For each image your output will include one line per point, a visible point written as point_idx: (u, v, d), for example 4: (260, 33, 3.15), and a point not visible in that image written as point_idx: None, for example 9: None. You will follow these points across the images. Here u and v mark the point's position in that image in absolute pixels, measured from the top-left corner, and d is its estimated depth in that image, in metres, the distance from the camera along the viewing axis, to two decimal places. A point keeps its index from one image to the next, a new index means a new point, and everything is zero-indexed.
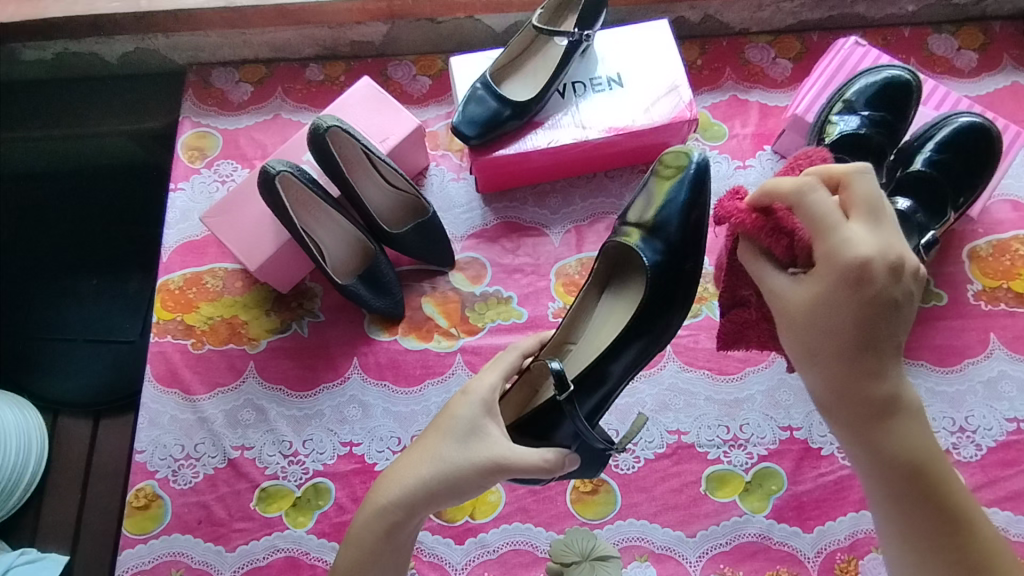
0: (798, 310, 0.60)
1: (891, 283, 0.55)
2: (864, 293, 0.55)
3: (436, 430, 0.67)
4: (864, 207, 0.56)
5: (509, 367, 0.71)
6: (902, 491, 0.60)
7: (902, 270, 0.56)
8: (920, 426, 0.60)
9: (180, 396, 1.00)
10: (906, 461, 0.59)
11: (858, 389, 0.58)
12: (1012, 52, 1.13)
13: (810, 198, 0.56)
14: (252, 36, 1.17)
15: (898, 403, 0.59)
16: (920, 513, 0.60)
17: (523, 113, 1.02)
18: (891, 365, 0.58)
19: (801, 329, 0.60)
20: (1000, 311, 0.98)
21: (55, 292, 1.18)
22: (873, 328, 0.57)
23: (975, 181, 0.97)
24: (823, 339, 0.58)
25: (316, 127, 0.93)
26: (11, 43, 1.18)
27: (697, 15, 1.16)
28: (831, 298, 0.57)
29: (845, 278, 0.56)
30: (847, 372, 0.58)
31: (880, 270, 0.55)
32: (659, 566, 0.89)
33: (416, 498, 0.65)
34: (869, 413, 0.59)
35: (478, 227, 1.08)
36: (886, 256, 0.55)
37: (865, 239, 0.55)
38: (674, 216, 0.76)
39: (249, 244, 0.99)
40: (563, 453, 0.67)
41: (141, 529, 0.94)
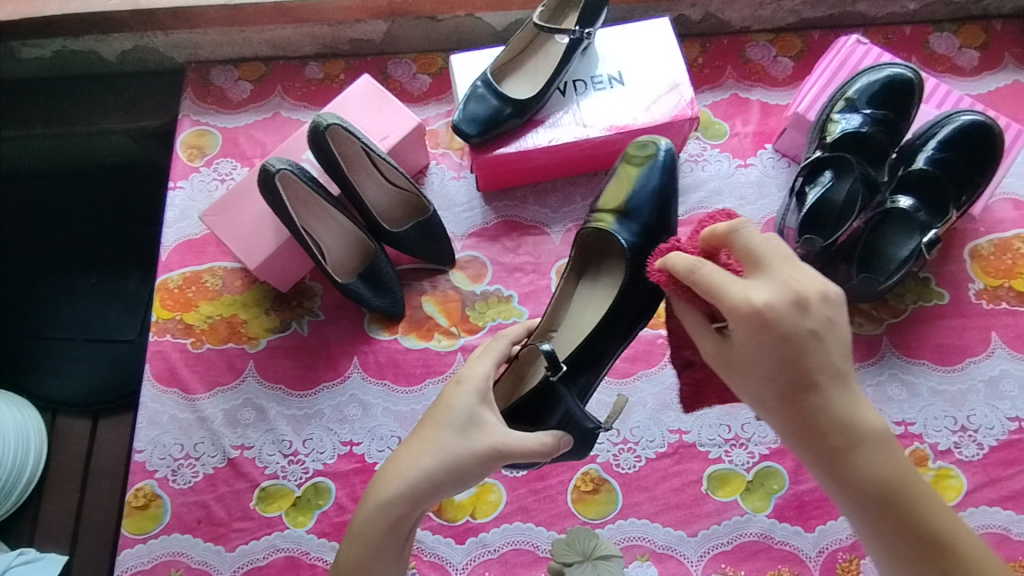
0: (731, 361, 0.56)
1: (801, 320, 0.52)
2: (781, 337, 0.52)
3: (433, 421, 0.66)
4: (749, 259, 0.54)
5: (500, 354, 0.70)
6: (879, 523, 0.55)
7: (811, 303, 0.52)
8: (887, 452, 0.54)
9: (179, 395, 1.00)
10: (874, 492, 0.54)
11: (807, 429, 0.54)
12: (1013, 50, 1.13)
13: (700, 269, 0.54)
14: (251, 34, 1.17)
15: (854, 434, 0.54)
16: (903, 545, 0.55)
17: (524, 111, 1.02)
18: (835, 394, 0.53)
19: (742, 374, 0.56)
20: (1002, 310, 0.98)
21: (55, 291, 1.18)
22: (802, 363, 0.52)
23: (979, 180, 0.97)
24: (757, 386, 0.55)
25: (316, 125, 0.93)
26: (9, 41, 1.17)
27: (698, 13, 1.16)
28: (748, 345, 0.53)
29: (753, 326, 0.52)
30: (791, 412, 0.54)
31: (785, 312, 0.52)
32: (660, 565, 0.88)
33: (420, 491, 0.64)
34: (822, 451, 0.54)
35: (478, 226, 1.08)
36: (785, 297, 0.52)
37: (760, 288, 0.53)
38: (643, 200, 0.79)
39: (248, 243, 0.99)
40: (559, 435, 0.68)
41: (141, 528, 0.94)
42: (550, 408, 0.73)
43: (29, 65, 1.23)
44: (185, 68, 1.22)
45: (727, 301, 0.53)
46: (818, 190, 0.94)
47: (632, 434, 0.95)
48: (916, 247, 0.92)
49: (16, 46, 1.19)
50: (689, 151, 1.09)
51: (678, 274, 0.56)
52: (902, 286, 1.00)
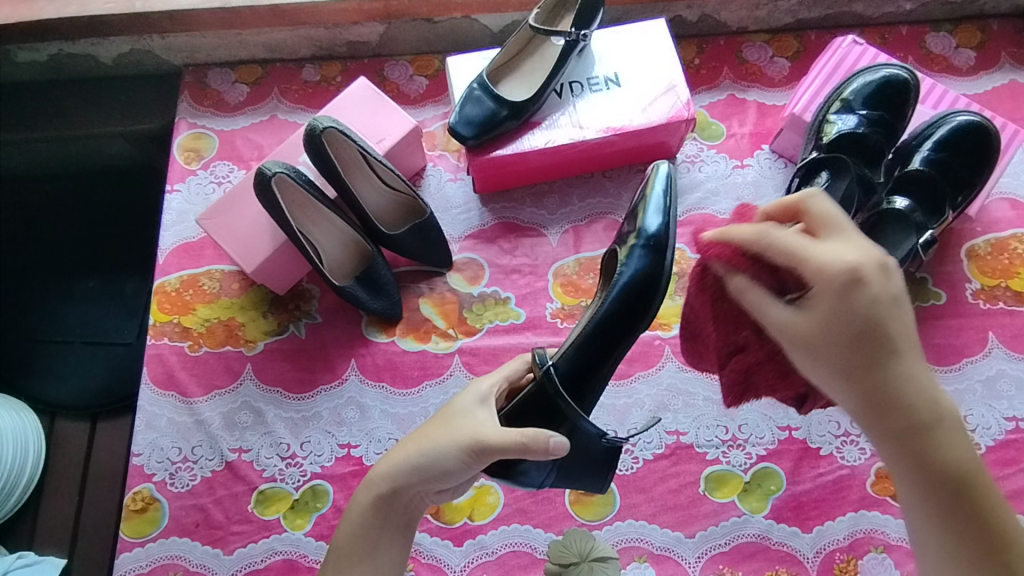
0: (804, 333, 0.58)
1: (885, 284, 0.54)
2: (864, 296, 0.54)
3: (435, 418, 0.71)
4: (823, 227, 0.57)
5: (512, 372, 0.75)
6: (945, 506, 0.56)
7: (891, 270, 0.55)
8: (964, 439, 0.56)
9: (177, 399, 1.00)
10: (951, 477, 0.55)
11: (889, 401, 0.55)
12: (1010, 50, 1.13)
13: (770, 238, 0.58)
14: (248, 36, 1.17)
15: (937, 413, 0.55)
16: (968, 536, 0.55)
17: (520, 113, 1.02)
18: (917, 368, 0.55)
19: (815, 343, 0.57)
20: (999, 310, 0.98)
21: (54, 294, 1.18)
22: (886, 329, 0.54)
23: (976, 179, 0.96)
24: (837, 353, 0.55)
25: (312, 128, 0.93)
26: (6, 45, 1.17)
27: (695, 14, 1.16)
28: (829, 310, 0.55)
29: (839, 287, 0.54)
30: (871, 382, 0.55)
31: (868, 272, 0.54)
32: (658, 566, 0.88)
33: (403, 473, 0.68)
34: (905, 425, 0.55)
35: (476, 228, 1.08)
36: (870, 260, 0.55)
37: (845, 250, 0.55)
38: (654, 214, 0.80)
39: (245, 246, 0.99)
40: (548, 432, 0.65)
41: (139, 532, 0.94)
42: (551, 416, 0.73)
43: (24, 68, 1.23)
44: (182, 71, 1.22)
45: (811, 263, 0.55)
46: (815, 192, 0.93)
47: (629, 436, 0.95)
48: (911, 250, 0.91)
49: (12, 49, 1.19)
50: (686, 152, 1.09)
51: (749, 241, 0.60)
52: None
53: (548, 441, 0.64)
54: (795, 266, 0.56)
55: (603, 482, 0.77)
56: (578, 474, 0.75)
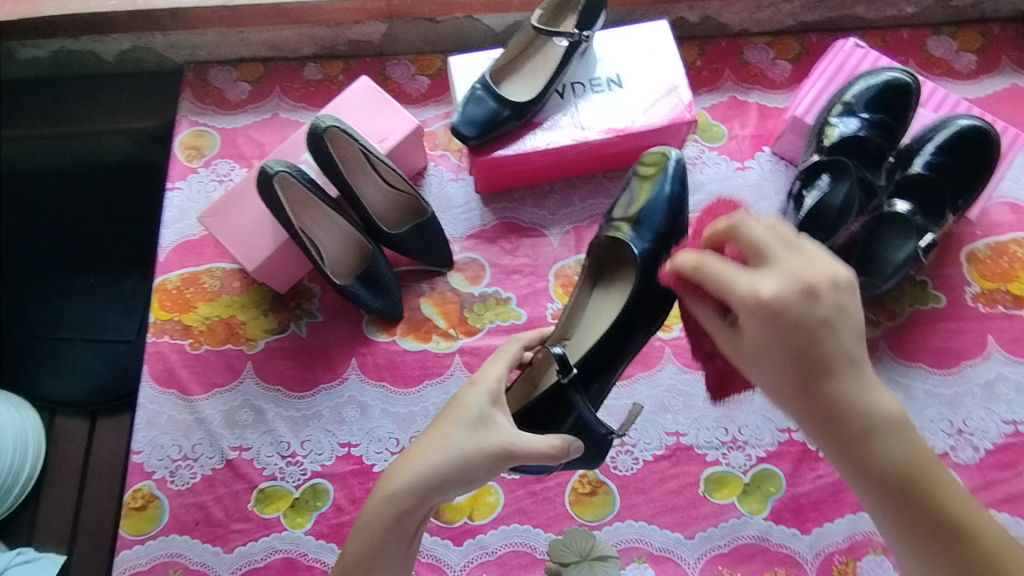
0: (744, 352, 0.56)
1: (811, 309, 0.51)
2: (790, 320, 0.51)
3: (446, 419, 0.67)
4: (755, 253, 0.54)
5: (511, 358, 0.71)
6: (893, 503, 0.55)
7: (822, 292, 0.52)
8: (902, 433, 0.54)
9: (178, 396, 1.00)
10: (893, 479, 0.54)
11: (825, 418, 0.53)
12: (1011, 54, 1.13)
13: (708, 265, 0.55)
14: (250, 35, 1.17)
15: (871, 421, 0.53)
16: (919, 526, 0.55)
17: (523, 114, 1.02)
18: (850, 381, 0.53)
19: (755, 363, 0.55)
20: (999, 313, 0.98)
21: (54, 290, 1.18)
22: (817, 350, 0.52)
23: (974, 184, 0.97)
24: (771, 375, 0.54)
25: (315, 127, 0.93)
26: (7, 41, 1.17)
27: (697, 16, 1.16)
28: (758, 336, 0.53)
29: (763, 318, 0.52)
30: (806, 400, 0.53)
31: (795, 302, 0.51)
32: (657, 567, 0.89)
33: (426, 486, 0.64)
34: (840, 438, 0.54)
35: (477, 228, 1.08)
36: (796, 287, 0.52)
37: (770, 281, 0.52)
38: (660, 209, 0.80)
39: (247, 244, 0.99)
40: (570, 439, 0.66)
41: (139, 529, 0.94)
42: (563, 413, 0.73)
43: (27, 65, 1.24)
44: (184, 69, 1.22)
45: (739, 295, 0.52)
46: (817, 193, 0.93)
47: (630, 436, 0.95)
48: (913, 250, 0.93)
49: (14, 46, 1.19)
50: (688, 154, 1.09)
51: (687, 270, 0.57)
52: (899, 289, 1.00)
53: (572, 445, 0.66)
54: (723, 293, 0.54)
55: (600, 465, 0.81)
56: (586, 463, 0.78)
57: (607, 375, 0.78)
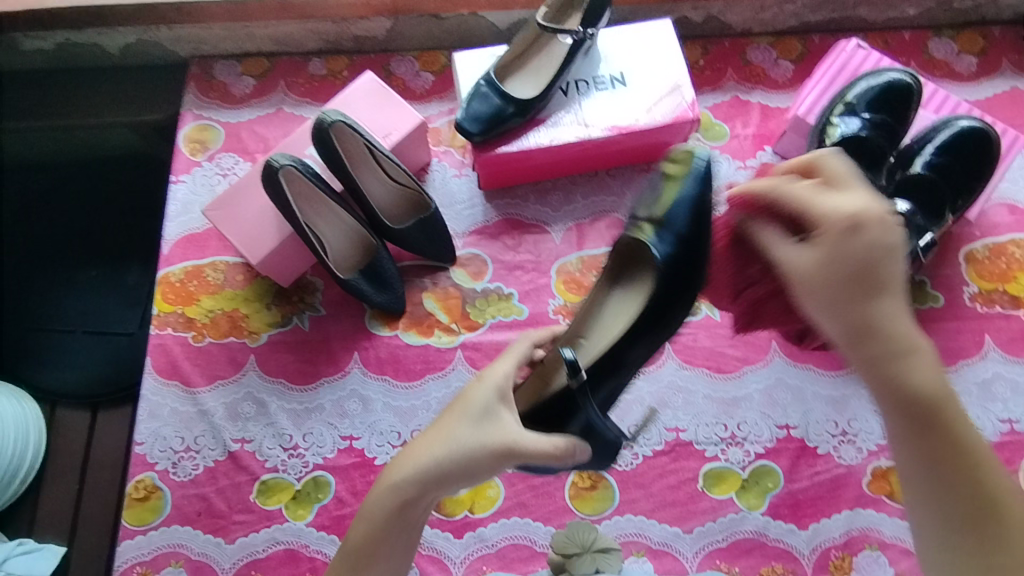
0: (800, 270, 0.57)
1: (874, 234, 0.53)
2: (851, 243, 0.54)
3: (452, 412, 0.67)
4: (837, 177, 0.57)
5: (521, 356, 0.72)
6: (922, 441, 0.55)
7: (869, 224, 0.53)
8: (940, 373, 0.55)
9: (181, 388, 1.01)
10: (927, 412, 0.54)
11: (865, 334, 0.54)
12: (1011, 57, 1.14)
13: (784, 188, 0.58)
14: (255, 29, 1.17)
15: (910, 349, 0.54)
16: (944, 471, 0.54)
17: (526, 110, 1.02)
18: (895, 308, 0.54)
19: (809, 281, 0.56)
20: (996, 313, 0.99)
21: (55, 281, 1.18)
22: (872, 272, 0.54)
23: (974, 183, 0.98)
24: (818, 288, 0.55)
25: (320, 121, 0.94)
26: (11, 32, 1.18)
27: (700, 16, 1.17)
28: (821, 251, 0.55)
29: (842, 230, 0.54)
30: (855, 314, 0.54)
31: (835, 223, 0.54)
32: (656, 561, 0.89)
33: (429, 477, 0.65)
34: (888, 372, 0.54)
35: (480, 223, 1.09)
36: (868, 210, 0.54)
37: (853, 198, 0.55)
38: (683, 213, 0.77)
39: (251, 237, 0.99)
40: (571, 440, 0.70)
41: (141, 520, 0.94)
42: (571, 417, 0.73)
43: (30, 57, 1.24)
44: (189, 63, 1.23)
45: (823, 214, 0.55)
46: None
47: (629, 432, 0.96)
48: (913, 250, 0.94)
49: (18, 37, 1.19)
50: None
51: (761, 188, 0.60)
52: None
53: (571, 446, 0.69)
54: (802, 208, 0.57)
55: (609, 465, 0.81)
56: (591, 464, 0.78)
57: (617, 375, 0.77)
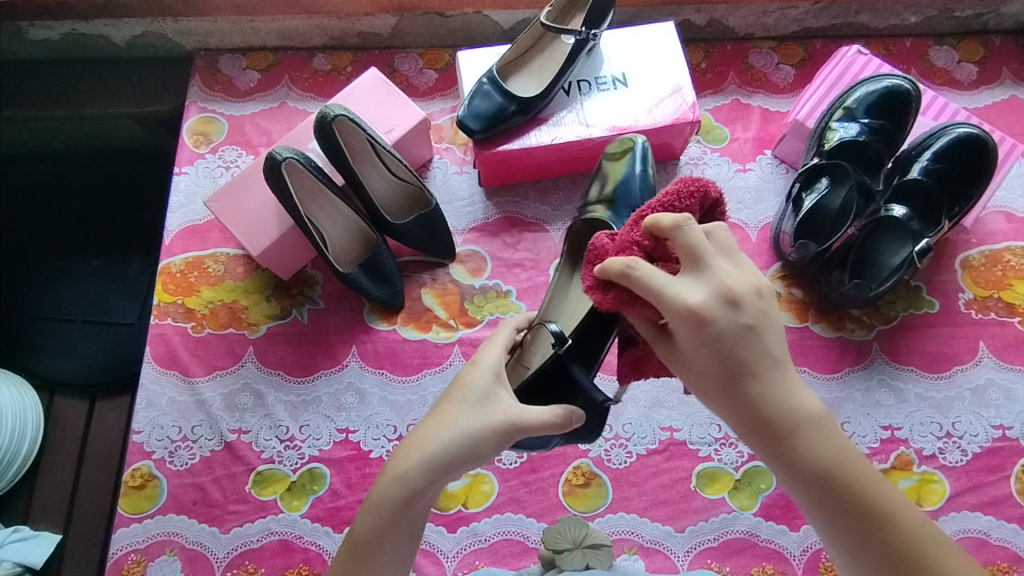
0: (681, 361, 0.56)
1: (732, 320, 0.53)
2: (706, 338, 0.53)
3: (450, 399, 0.65)
4: (689, 257, 0.54)
5: (507, 339, 0.71)
6: (824, 505, 0.54)
7: (742, 301, 0.53)
8: (825, 430, 0.55)
9: (179, 378, 1.01)
10: (817, 475, 0.54)
11: (753, 418, 0.54)
12: (1011, 65, 1.15)
13: (636, 275, 0.53)
14: (261, 24, 1.18)
15: (792, 417, 0.54)
16: (846, 527, 0.54)
17: (528, 109, 1.03)
18: (772, 382, 0.54)
19: (684, 366, 0.56)
20: (991, 320, 1.00)
21: (56, 271, 1.18)
22: (736, 356, 0.53)
23: (971, 190, 0.98)
24: (696, 380, 0.55)
25: (323, 114, 0.94)
26: (19, 21, 1.19)
27: (703, 19, 1.18)
28: (691, 346, 0.54)
29: (693, 328, 0.52)
30: (735, 403, 0.54)
31: (717, 312, 0.53)
32: (647, 559, 0.90)
33: (437, 464, 0.61)
34: (763, 434, 0.54)
35: (480, 220, 1.10)
36: (720, 300, 0.53)
37: (695, 289, 0.53)
38: (634, 188, 0.87)
39: (251, 228, 1.00)
40: (571, 407, 0.66)
41: (137, 508, 0.95)
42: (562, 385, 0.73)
43: (36, 45, 1.25)
44: (194, 55, 1.23)
45: (673, 306, 0.52)
46: (815, 196, 0.97)
47: (623, 430, 0.96)
48: (908, 256, 0.95)
49: (25, 27, 1.20)
50: (689, 155, 1.11)
51: (612, 279, 0.54)
52: (894, 293, 1.02)
53: (573, 413, 0.66)
54: (653, 302, 0.53)
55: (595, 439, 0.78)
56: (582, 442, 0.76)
57: (595, 345, 0.75)
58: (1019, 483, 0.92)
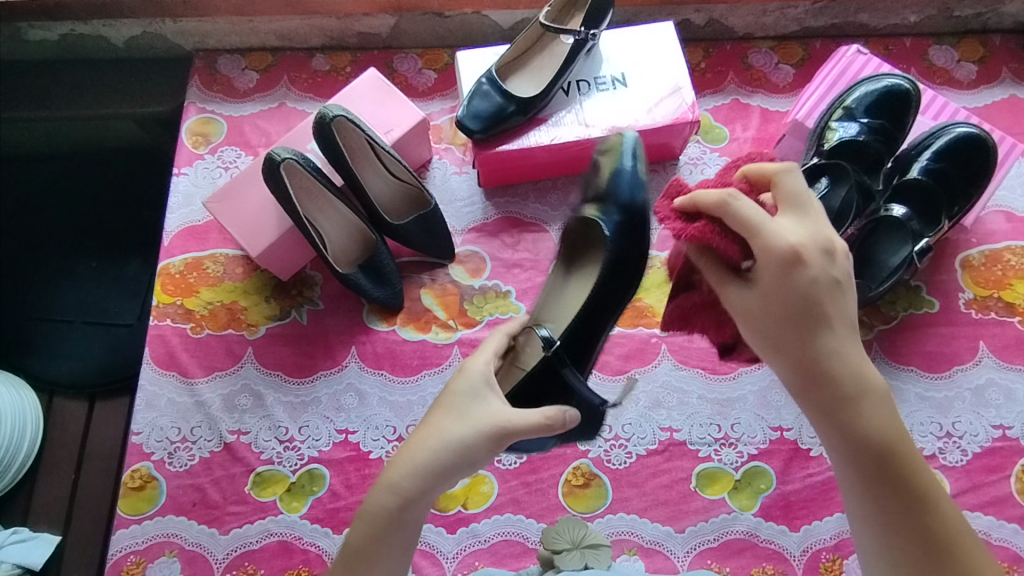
0: (756, 303, 0.56)
1: (823, 269, 0.54)
2: (793, 282, 0.53)
3: (440, 407, 0.65)
4: (787, 204, 0.55)
5: (498, 346, 0.70)
6: (869, 477, 0.54)
7: (835, 255, 0.54)
8: (884, 407, 0.55)
9: (178, 379, 1.01)
10: (871, 444, 0.54)
11: (818, 373, 0.54)
12: (1011, 65, 1.15)
13: (734, 206, 0.53)
14: (260, 24, 1.18)
15: (857, 381, 0.54)
16: (887, 503, 0.54)
17: (528, 109, 1.03)
18: (842, 343, 0.54)
19: (762, 310, 0.55)
20: (991, 320, 1.00)
21: (53, 270, 1.18)
22: (814, 307, 0.54)
23: (971, 190, 0.98)
24: (771, 321, 0.55)
25: (322, 115, 0.94)
26: (17, 22, 1.19)
27: (702, 19, 1.18)
28: (774, 287, 0.54)
29: (785, 266, 0.53)
30: (801, 352, 0.54)
31: (813, 257, 0.54)
32: (647, 560, 0.90)
33: (428, 472, 0.61)
34: (827, 391, 0.54)
35: (479, 221, 1.10)
36: (816, 247, 0.54)
37: (793, 231, 0.54)
38: (624, 184, 0.79)
39: (250, 230, 1.00)
40: (563, 408, 0.65)
41: (136, 509, 0.95)
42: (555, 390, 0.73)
43: (35, 46, 1.25)
44: (193, 56, 1.23)
45: (770, 240, 0.53)
46: (816, 196, 0.93)
47: (623, 431, 0.96)
48: (908, 255, 0.96)
49: (24, 27, 1.21)
50: (689, 155, 1.10)
51: (709, 206, 0.55)
52: (893, 293, 1.02)
53: (565, 416, 0.64)
54: (749, 236, 0.54)
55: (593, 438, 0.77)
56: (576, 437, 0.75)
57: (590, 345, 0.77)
58: (1019, 482, 0.92)
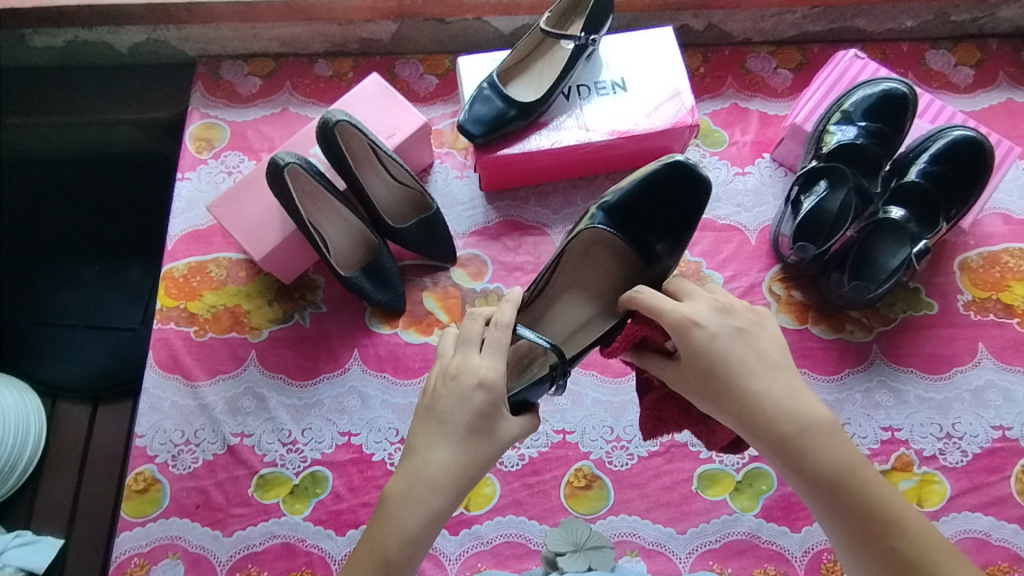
0: (686, 378, 0.64)
1: (722, 330, 0.62)
2: (701, 346, 0.61)
3: (451, 417, 0.64)
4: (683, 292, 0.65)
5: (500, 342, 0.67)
6: (834, 509, 0.59)
7: (734, 312, 0.63)
8: (836, 440, 0.60)
9: (181, 382, 1.02)
10: (826, 478, 0.59)
11: (757, 420, 0.60)
12: (1007, 69, 1.16)
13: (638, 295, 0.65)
14: (263, 30, 1.19)
15: (798, 421, 0.60)
16: (855, 526, 0.58)
17: (528, 113, 1.04)
18: (766, 387, 0.61)
19: (697, 380, 0.63)
20: (990, 322, 1.00)
21: (56, 276, 1.19)
22: (721, 361, 0.61)
23: (968, 193, 0.99)
24: (698, 390, 0.63)
25: (325, 120, 0.95)
26: (22, 29, 1.19)
27: (701, 24, 1.19)
28: (689, 358, 0.62)
29: (686, 336, 0.62)
30: (732, 406, 0.61)
31: (708, 319, 0.62)
32: (649, 561, 0.90)
33: (453, 486, 0.63)
34: (773, 441, 0.60)
35: (481, 225, 1.10)
36: (710, 314, 0.63)
37: (692, 305, 0.63)
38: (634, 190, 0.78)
39: (254, 233, 1.00)
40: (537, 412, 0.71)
41: (140, 512, 0.95)
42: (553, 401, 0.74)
43: (38, 52, 1.24)
44: (196, 62, 1.24)
45: (670, 314, 0.62)
46: (813, 199, 0.98)
47: (625, 432, 0.96)
48: (907, 257, 0.96)
49: (28, 34, 1.20)
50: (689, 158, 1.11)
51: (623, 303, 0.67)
52: (892, 295, 1.03)
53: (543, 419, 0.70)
54: (654, 316, 0.64)
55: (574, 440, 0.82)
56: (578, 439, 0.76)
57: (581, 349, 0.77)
58: (1019, 483, 0.92)
